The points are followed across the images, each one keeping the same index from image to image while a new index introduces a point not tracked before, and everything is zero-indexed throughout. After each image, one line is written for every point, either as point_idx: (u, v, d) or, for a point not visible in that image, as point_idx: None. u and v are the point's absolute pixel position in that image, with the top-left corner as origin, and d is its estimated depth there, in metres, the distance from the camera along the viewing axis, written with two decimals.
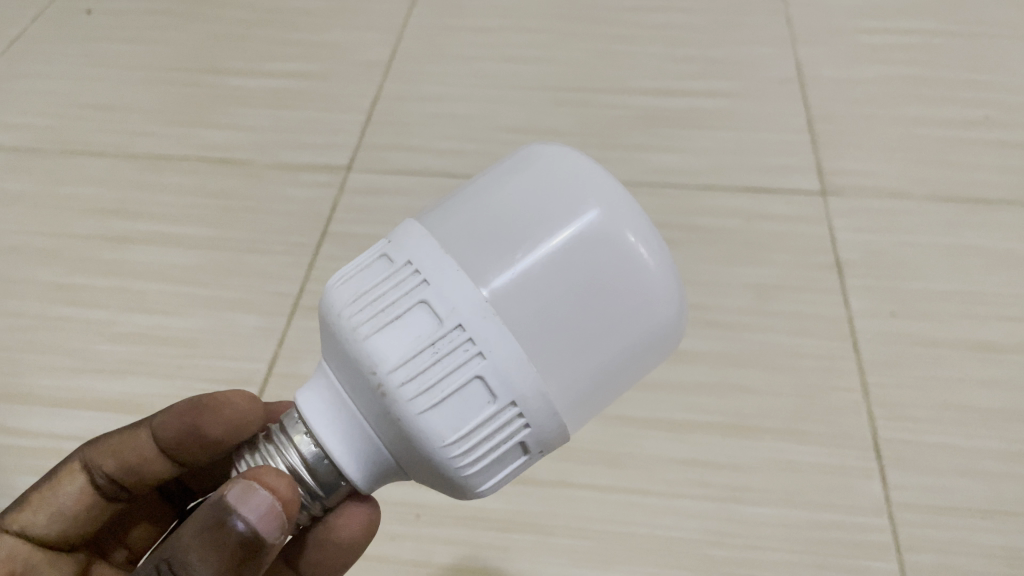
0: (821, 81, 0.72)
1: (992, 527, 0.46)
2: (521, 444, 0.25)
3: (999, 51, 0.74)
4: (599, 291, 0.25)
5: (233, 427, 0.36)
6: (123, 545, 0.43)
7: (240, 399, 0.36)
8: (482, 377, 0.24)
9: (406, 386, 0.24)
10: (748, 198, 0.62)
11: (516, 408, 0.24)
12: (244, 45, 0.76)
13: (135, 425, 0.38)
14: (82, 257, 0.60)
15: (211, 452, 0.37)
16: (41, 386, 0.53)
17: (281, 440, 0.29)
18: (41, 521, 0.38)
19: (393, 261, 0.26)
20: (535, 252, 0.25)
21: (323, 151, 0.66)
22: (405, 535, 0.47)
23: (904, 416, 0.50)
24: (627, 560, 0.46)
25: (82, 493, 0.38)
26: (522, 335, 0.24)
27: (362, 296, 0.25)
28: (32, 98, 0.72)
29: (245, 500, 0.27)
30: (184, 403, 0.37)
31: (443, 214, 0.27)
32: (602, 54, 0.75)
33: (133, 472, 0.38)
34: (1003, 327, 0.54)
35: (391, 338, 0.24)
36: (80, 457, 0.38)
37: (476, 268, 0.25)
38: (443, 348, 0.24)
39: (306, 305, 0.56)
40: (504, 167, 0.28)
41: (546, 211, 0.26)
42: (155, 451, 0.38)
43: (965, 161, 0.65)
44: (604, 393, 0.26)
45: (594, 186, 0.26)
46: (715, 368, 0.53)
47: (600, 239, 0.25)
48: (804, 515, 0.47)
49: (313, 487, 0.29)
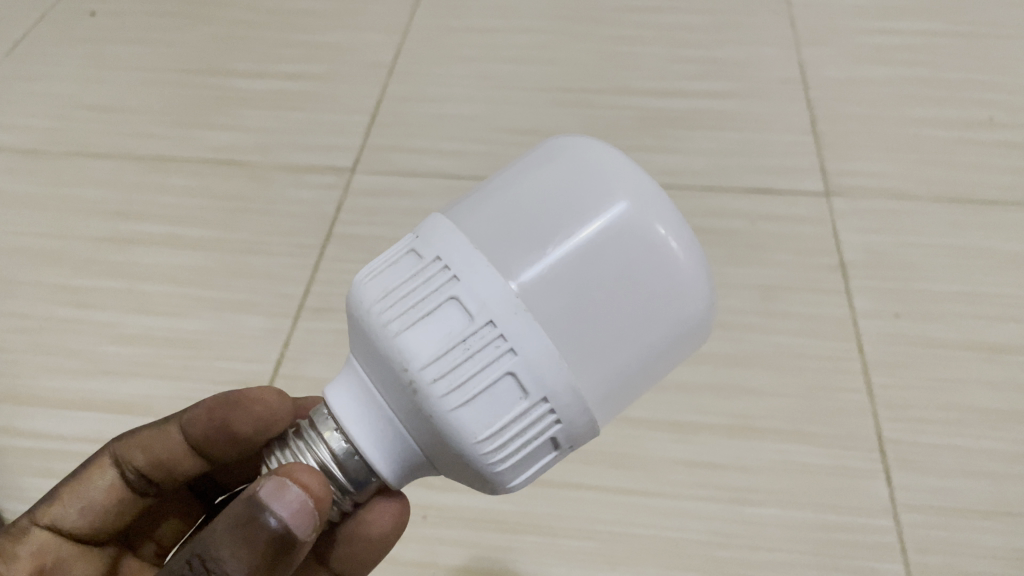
0: (824, 81, 0.72)
1: (998, 528, 0.46)
2: (553, 439, 0.25)
3: (1001, 51, 0.74)
4: (630, 285, 0.25)
5: (262, 424, 0.37)
6: (152, 539, 0.43)
7: (269, 395, 0.36)
8: (514, 373, 0.24)
9: (437, 382, 0.24)
10: (752, 200, 0.62)
11: (547, 404, 0.24)
12: (247, 46, 0.77)
13: (165, 420, 0.38)
14: (88, 259, 0.60)
15: (241, 447, 0.38)
16: (48, 388, 0.53)
17: (311, 435, 0.29)
18: (71, 514, 0.38)
19: (422, 256, 0.26)
20: (564, 245, 0.25)
21: (327, 153, 0.66)
22: (413, 537, 0.47)
23: (910, 418, 0.50)
24: (633, 561, 0.46)
25: (113, 487, 0.38)
26: (552, 329, 0.24)
27: (391, 292, 0.25)
28: (36, 100, 0.72)
29: (278, 497, 0.27)
30: (213, 400, 0.37)
31: (471, 207, 0.27)
32: (604, 54, 0.75)
33: (162, 467, 0.38)
34: (1007, 328, 0.54)
35: (422, 334, 0.24)
36: (109, 452, 0.38)
37: (505, 262, 0.25)
38: (474, 344, 0.24)
39: (312, 306, 0.56)
40: (531, 160, 0.28)
41: (575, 204, 0.26)
42: (184, 447, 0.38)
43: (969, 161, 0.65)
44: (634, 386, 0.26)
45: (623, 179, 0.26)
46: (720, 369, 0.53)
47: (630, 231, 0.25)
48: (809, 516, 0.47)
49: (343, 483, 0.29)
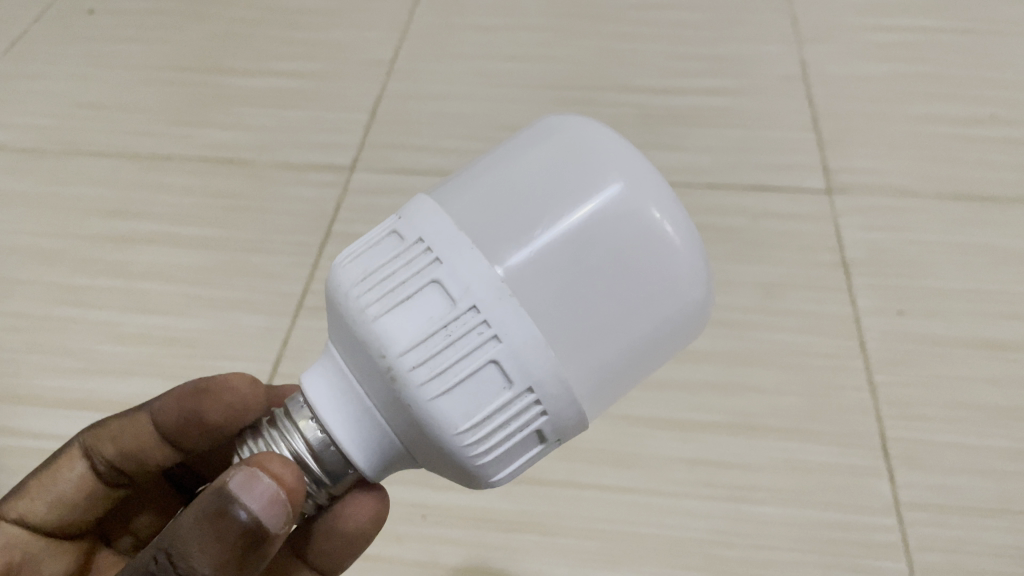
0: (826, 78, 0.72)
1: (1003, 527, 0.46)
2: (538, 432, 0.25)
3: (1004, 48, 0.74)
4: (623, 273, 0.25)
5: (236, 412, 0.37)
6: (129, 532, 0.43)
7: (241, 382, 0.37)
8: (497, 361, 0.23)
9: (417, 370, 0.24)
10: (752, 197, 0.62)
11: (533, 395, 0.24)
12: (246, 45, 0.76)
13: (135, 410, 0.38)
14: (86, 258, 0.60)
15: (213, 436, 0.38)
16: (45, 387, 0.53)
17: (285, 424, 0.29)
18: (39, 509, 0.38)
19: (404, 238, 0.25)
20: (552, 230, 0.25)
21: (326, 151, 0.66)
22: (411, 536, 0.47)
23: (913, 415, 0.50)
24: (634, 560, 0.45)
25: (83, 479, 0.38)
26: (540, 315, 0.24)
27: (371, 275, 0.25)
28: (34, 99, 0.72)
29: (248, 489, 0.27)
30: (183, 389, 0.37)
31: (457, 188, 0.27)
32: (604, 52, 0.75)
33: (133, 458, 0.38)
34: (1010, 325, 0.54)
35: (402, 319, 0.24)
36: (79, 443, 0.38)
37: (492, 245, 0.25)
38: (456, 330, 0.24)
39: (311, 305, 0.56)
40: (522, 140, 0.28)
41: (568, 185, 0.25)
42: (155, 437, 0.38)
43: (971, 158, 0.64)
44: (626, 377, 0.26)
45: (617, 160, 0.26)
46: (721, 367, 0.53)
47: (624, 214, 0.25)
48: (811, 515, 0.47)
49: (319, 475, 0.29)
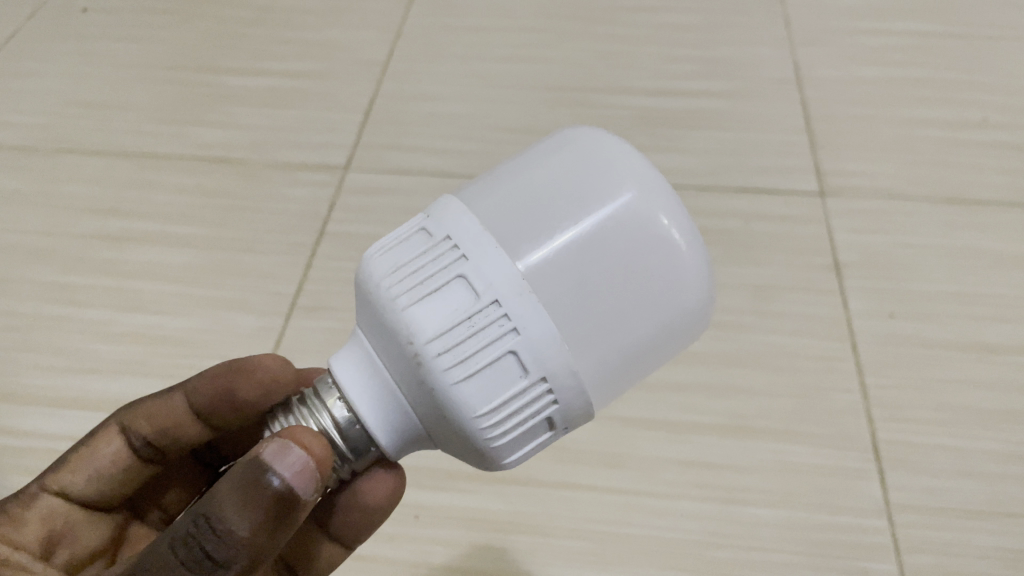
0: (821, 80, 0.72)
1: (992, 529, 0.46)
2: (549, 419, 0.25)
3: (996, 51, 0.75)
4: (637, 276, 0.25)
5: (268, 389, 0.37)
6: (158, 506, 0.43)
7: (272, 361, 0.37)
8: (515, 352, 0.24)
9: (441, 357, 0.24)
10: (746, 199, 0.62)
11: (547, 384, 0.24)
12: (242, 44, 0.76)
13: (169, 390, 0.38)
14: (80, 256, 0.59)
15: (244, 414, 0.38)
16: (37, 386, 0.52)
17: (314, 402, 0.29)
18: (79, 481, 0.38)
19: (432, 235, 0.25)
20: (570, 231, 0.25)
21: (322, 151, 0.66)
22: (403, 536, 0.47)
23: (904, 418, 0.50)
24: (626, 561, 0.46)
25: (120, 455, 0.38)
26: (553, 311, 0.24)
27: (401, 268, 0.25)
28: (28, 98, 0.72)
29: (281, 458, 0.26)
30: (216, 369, 0.37)
31: (482, 188, 0.27)
32: (600, 54, 0.75)
33: (168, 436, 0.38)
34: (1001, 328, 0.54)
35: (430, 309, 0.24)
36: (117, 420, 0.38)
37: (511, 241, 0.25)
38: (479, 322, 0.24)
39: (304, 305, 0.56)
40: (544, 146, 0.28)
41: (585, 188, 0.25)
42: (190, 416, 0.38)
43: (964, 161, 0.65)
44: (631, 373, 0.26)
45: (630, 169, 0.26)
46: (714, 369, 0.53)
47: (634, 220, 0.25)
48: (802, 516, 0.47)
49: (344, 451, 0.29)
